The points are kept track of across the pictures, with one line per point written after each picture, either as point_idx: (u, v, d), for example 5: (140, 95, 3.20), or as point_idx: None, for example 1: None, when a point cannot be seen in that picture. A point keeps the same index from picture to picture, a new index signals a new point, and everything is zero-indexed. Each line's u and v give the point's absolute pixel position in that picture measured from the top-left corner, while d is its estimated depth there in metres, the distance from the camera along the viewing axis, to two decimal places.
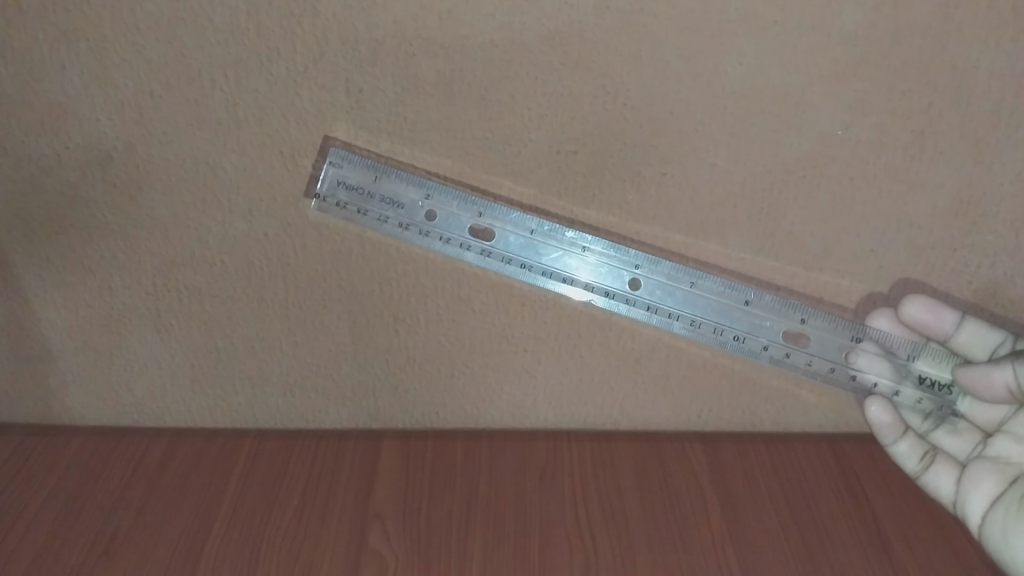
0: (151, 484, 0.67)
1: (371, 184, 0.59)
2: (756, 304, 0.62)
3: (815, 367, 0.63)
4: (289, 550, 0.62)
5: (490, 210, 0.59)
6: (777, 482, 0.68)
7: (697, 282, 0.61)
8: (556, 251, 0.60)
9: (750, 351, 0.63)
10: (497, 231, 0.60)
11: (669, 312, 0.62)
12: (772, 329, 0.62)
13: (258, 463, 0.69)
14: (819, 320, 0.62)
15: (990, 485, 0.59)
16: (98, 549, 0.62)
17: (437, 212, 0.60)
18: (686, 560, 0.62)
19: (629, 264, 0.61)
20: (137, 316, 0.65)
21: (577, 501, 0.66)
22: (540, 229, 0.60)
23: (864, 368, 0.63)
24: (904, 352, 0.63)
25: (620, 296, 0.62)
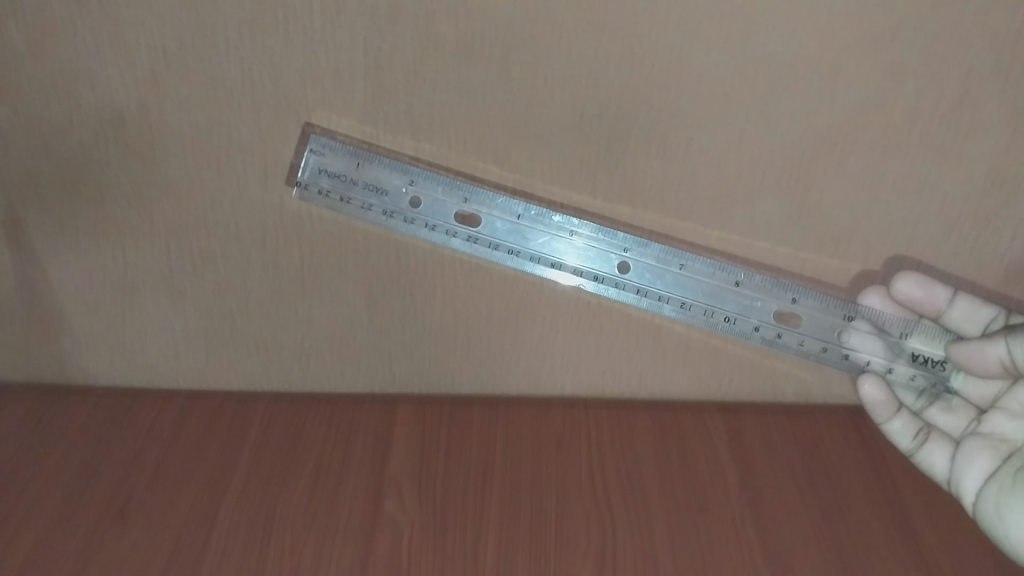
0: (166, 446, 0.67)
1: (353, 172, 0.58)
2: (747, 285, 0.61)
3: (807, 347, 0.63)
4: (305, 516, 0.62)
5: (475, 195, 0.59)
6: (796, 454, 0.67)
7: (686, 265, 0.60)
8: (545, 233, 0.60)
9: (744, 329, 0.62)
10: (483, 216, 0.59)
11: (659, 295, 0.61)
12: (765, 309, 0.62)
13: (273, 428, 0.69)
14: (810, 299, 0.61)
15: (984, 461, 0.57)
16: (113, 511, 0.62)
17: (421, 198, 0.59)
18: (706, 533, 0.61)
19: (616, 247, 0.60)
20: (150, 279, 0.64)
21: (594, 472, 0.66)
22: (527, 213, 0.59)
23: (857, 347, 0.62)
24: (897, 330, 0.61)
25: (607, 279, 0.61)
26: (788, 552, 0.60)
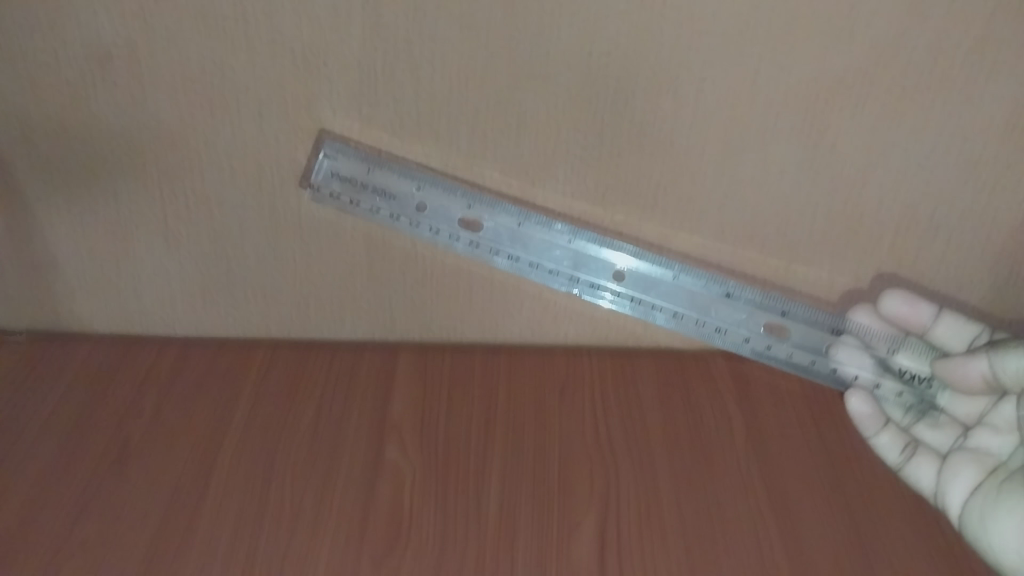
0: (163, 393, 0.67)
1: (362, 180, 0.59)
2: (738, 295, 0.63)
3: (796, 356, 0.66)
4: (306, 463, 0.62)
5: (479, 202, 0.60)
6: (802, 402, 0.67)
7: (679, 275, 0.63)
8: (547, 244, 0.62)
9: (736, 338, 0.65)
10: (486, 223, 0.61)
11: (652, 304, 0.64)
12: (757, 318, 0.64)
13: (273, 375, 0.68)
14: (799, 312, 0.64)
15: (966, 473, 0.57)
16: (111, 458, 0.62)
17: (428, 203, 0.60)
18: (712, 480, 0.61)
19: (615, 257, 0.62)
20: (143, 224, 0.63)
21: (598, 420, 0.65)
22: (528, 222, 0.61)
23: (844, 361, 0.65)
24: (884, 346, 0.63)
25: (605, 287, 0.63)
26: (791, 499, 0.60)
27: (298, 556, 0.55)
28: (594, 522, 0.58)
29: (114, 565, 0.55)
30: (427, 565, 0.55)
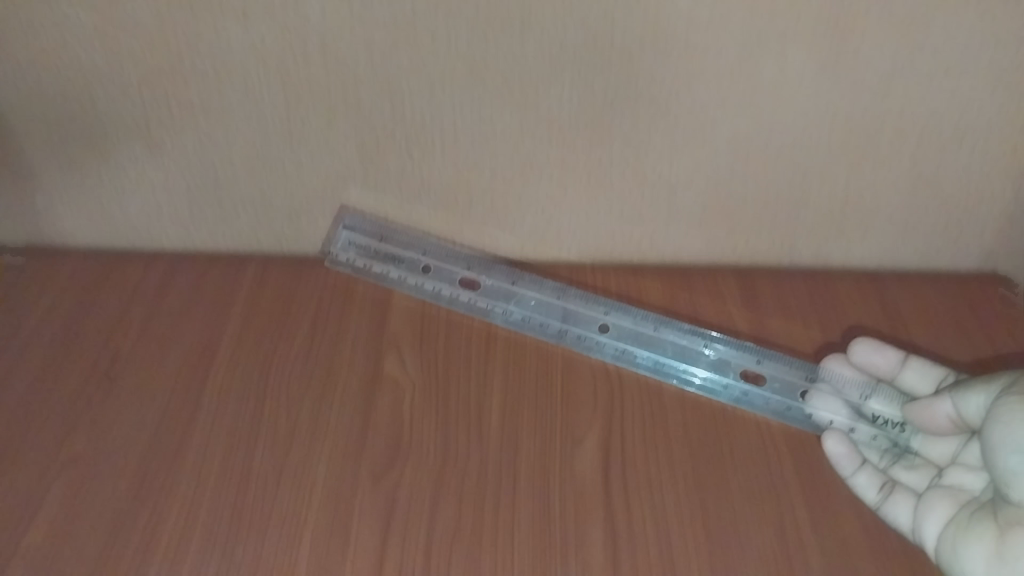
0: (151, 307, 0.67)
1: (378, 252, 0.67)
2: (718, 343, 0.65)
3: (776, 406, 0.61)
4: (299, 378, 0.62)
5: (477, 263, 0.68)
6: (814, 318, 0.66)
7: (659, 326, 0.65)
8: (541, 306, 0.66)
9: (714, 381, 0.63)
10: (483, 283, 0.67)
11: (632, 351, 0.64)
12: (734, 364, 0.64)
13: (265, 288, 0.68)
14: (775, 361, 0.64)
15: (944, 507, 0.51)
16: (100, 372, 0.62)
17: (432, 266, 0.68)
18: (717, 399, 0.62)
19: (600, 311, 0.66)
20: (124, 132, 0.59)
21: (602, 336, 0.65)
22: (520, 279, 0.67)
23: (817, 405, 0.61)
24: (856, 391, 0.61)
25: (592, 338, 0.65)
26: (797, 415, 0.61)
27: (297, 472, 0.57)
28: (598, 435, 0.59)
29: (112, 484, 0.56)
30: (426, 480, 0.56)
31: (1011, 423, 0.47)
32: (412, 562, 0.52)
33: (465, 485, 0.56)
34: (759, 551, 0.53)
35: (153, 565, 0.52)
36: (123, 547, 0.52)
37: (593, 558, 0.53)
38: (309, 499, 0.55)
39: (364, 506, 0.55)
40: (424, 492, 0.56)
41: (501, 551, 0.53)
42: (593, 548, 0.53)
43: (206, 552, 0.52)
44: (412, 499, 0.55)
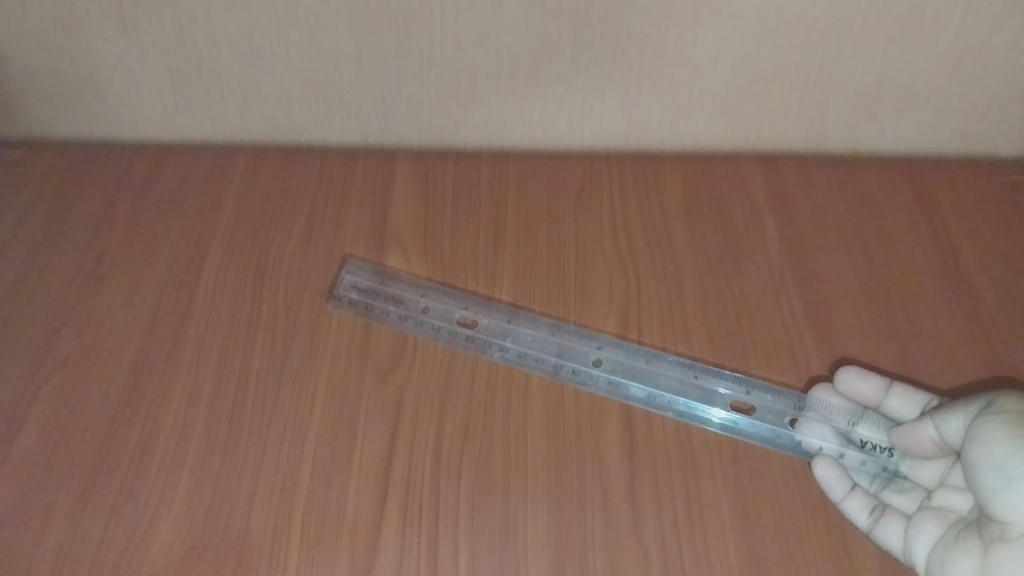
0: (139, 201, 0.63)
1: (377, 288, 0.58)
2: (707, 376, 0.55)
3: (767, 434, 0.52)
4: (297, 275, 0.59)
5: (474, 304, 0.58)
6: (843, 206, 0.64)
7: (650, 360, 0.56)
8: (537, 341, 0.56)
9: (702, 412, 0.53)
10: (485, 322, 0.57)
11: (625, 385, 0.54)
12: (727, 395, 0.54)
13: (258, 179, 0.64)
14: (763, 390, 0.55)
15: (934, 527, 0.46)
16: (86, 271, 0.59)
17: (432, 306, 0.58)
18: (740, 289, 0.60)
19: (593, 347, 0.56)
20: (94, 8, 0.54)
21: (617, 226, 0.63)
22: (517, 317, 0.58)
23: (805, 432, 0.53)
24: (845, 419, 0.53)
25: (584, 372, 0.55)
26: (830, 305, 0.59)
27: (297, 369, 0.54)
28: (614, 333, 0.57)
29: (104, 388, 0.53)
30: (434, 380, 0.54)
31: (987, 439, 0.43)
32: (422, 458, 0.50)
33: (475, 384, 0.54)
34: (786, 448, 0.52)
35: (152, 470, 0.50)
36: (121, 451, 0.50)
37: (611, 457, 0.51)
38: (310, 397, 0.53)
39: (370, 404, 0.53)
40: (431, 391, 0.53)
41: (514, 448, 0.51)
42: (610, 447, 0.52)
43: (207, 452, 0.50)
44: (421, 396, 0.53)
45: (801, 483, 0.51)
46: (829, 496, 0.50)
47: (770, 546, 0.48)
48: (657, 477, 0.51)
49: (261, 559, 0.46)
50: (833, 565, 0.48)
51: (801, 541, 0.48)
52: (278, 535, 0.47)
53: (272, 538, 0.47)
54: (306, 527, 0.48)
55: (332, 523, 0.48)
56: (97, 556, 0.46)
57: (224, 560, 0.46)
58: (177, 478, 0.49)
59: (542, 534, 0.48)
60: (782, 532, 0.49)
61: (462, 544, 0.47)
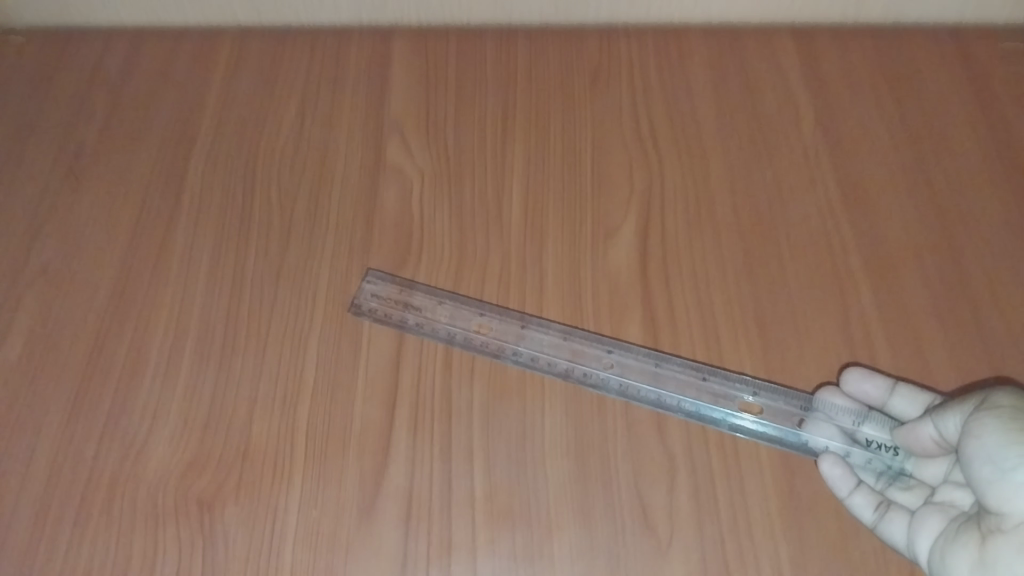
0: (116, 92, 0.58)
1: (401, 298, 0.49)
2: (716, 381, 0.47)
3: (783, 433, 0.45)
4: (291, 166, 0.55)
5: (492, 309, 0.49)
6: (882, 78, 0.60)
7: (660, 364, 0.48)
8: (552, 347, 0.48)
9: (716, 417, 0.46)
10: (502, 330, 0.49)
11: (650, 395, 0.46)
12: (739, 400, 0.46)
13: (244, 64, 0.59)
14: (771, 390, 0.47)
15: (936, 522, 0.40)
16: (63, 169, 0.54)
17: (448, 311, 0.49)
18: (771, 170, 0.55)
19: (607, 352, 0.48)
20: None
21: (638, 103, 0.58)
22: (530, 323, 0.49)
23: (812, 431, 0.46)
24: (851, 416, 0.46)
25: (596, 374, 0.47)
26: (868, 190, 0.55)
27: (295, 270, 0.50)
28: (636, 223, 0.53)
29: (87, 294, 0.50)
30: (442, 281, 0.50)
31: (981, 433, 0.38)
32: (432, 362, 0.47)
33: (487, 284, 0.50)
34: (822, 345, 0.49)
35: (144, 380, 0.46)
36: (110, 361, 0.47)
37: (633, 358, 0.48)
38: (310, 299, 0.49)
39: (375, 306, 0.49)
40: (439, 292, 0.50)
41: (530, 350, 0.48)
42: (632, 348, 0.48)
43: (203, 360, 0.47)
44: (430, 297, 0.50)
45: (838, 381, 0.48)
46: None
47: (805, 448, 0.45)
48: (683, 378, 0.47)
49: (265, 470, 0.44)
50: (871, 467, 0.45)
51: (837, 442, 0.46)
52: (282, 445, 0.44)
53: (275, 448, 0.44)
54: (311, 435, 0.45)
55: (339, 431, 0.45)
56: (92, 469, 0.44)
57: (226, 472, 0.44)
58: (172, 387, 0.46)
59: (562, 439, 0.45)
60: (817, 433, 0.46)
61: (478, 450, 0.45)
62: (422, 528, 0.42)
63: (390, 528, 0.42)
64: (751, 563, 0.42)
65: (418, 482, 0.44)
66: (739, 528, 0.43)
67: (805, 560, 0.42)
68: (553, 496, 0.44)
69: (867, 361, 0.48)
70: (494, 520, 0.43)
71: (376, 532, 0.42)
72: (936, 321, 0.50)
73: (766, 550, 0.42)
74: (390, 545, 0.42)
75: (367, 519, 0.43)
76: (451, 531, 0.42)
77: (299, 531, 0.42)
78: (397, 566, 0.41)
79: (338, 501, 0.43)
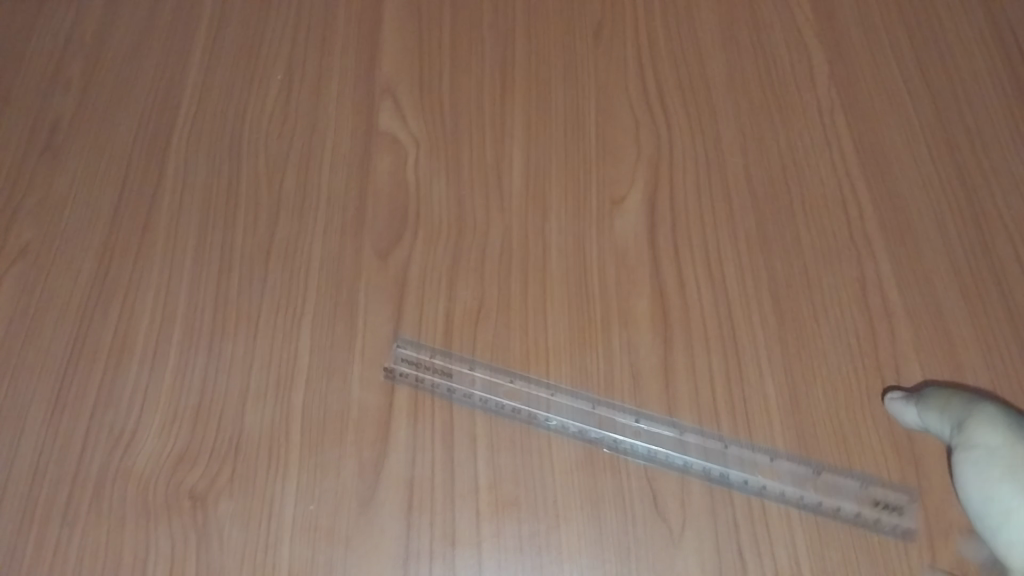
0: (92, 59, 0.55)
1: (432, 361, 0.45)
2: (740, 448, 0.43)
3: (810, 499, 0.42)
4: (278, 137, 0.52)
5: (524, 377, 0.45)
6: (901, 33, 0.56)
7: (686, 433, 0.43)
8: (578, 416, 0.43)
9: (738, 484, 0.42)
10: (530, 397, 0.44)
11: (675, 470, 0.42)
12: (760, 467, 0.42)
13: (226, 28, 0.56)
14: (793, 454, 0.43)
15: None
16: (39, 143, 0.52)
17: (476, 378, 0.44)
18: (785, 133, 0.52)
19: (630, 421, 0.43)
20: None
21: (645, 63, 0.55)
22: (559, 390, 0.44)
23: (811, 492, 0.42)
24: (851, 477, 0.42)
25: (622, 444, 0.43)
26: (887, 151, 0.52)
27: (286, 247, 0.48)
28: (643, 191, 0.50)
29: (67, 278, 0.47)
30: (440, 255, 0.48)
31: (965, 483, 0.38)
32: (431, 342, 0.45)
33: (487, 259, 0.48)
34: (839, 317, 0.47)
35: (131, 369, 0.44)
36: (94, 349, 0.45)
37: (642, 335, 0.46)
38: (302, 278, 0.47)
39: (371, 284, 0.47)
40: (437, 268, 0.47)
41: (533, 327, 0.46)
42: (641, 324, 0.46)
43: (192, 345, 0.45)
44: (428, 273, 0.47)
45: (856, 356, 0.46)
46: (887, 369, 0.45)
47: (821, 427, 0.44)
48: (694, 355, 0.45)
49: (259, 460, 0.42)
50: (889, 446, 0.43)
51: (855, 420, 0.44)
52: (276, 433, 0.43)
53: (270, 437, 0.43)
54: (307, 422, 0.43)
55: (336, 417, 0.43)
56: (80, 462, 0.42)
57: (220, 463, 0.42)
58: (160, 374, 0.44)
59: (573, 455, 0.43)
60: (834, 412, 0.44)
61: (481, 435, 0.43)
62: (423, 522, 0.41)
63: (391, 518, 0.41)
64: (766, 549, 0.41)
65: (419, 470, 0.42)
66: (753, 513, 0.41)
67: (821, 546, 0.41)
68: (560, 482, 0.42)
69: (886, 334, 0.46)
70: (499, 509, 0.41)
71: (376, 523, 0.41)
72: (959, 293, 0.47)
73: (781, 535, 0.41)
74: (392, 537, 0.40)
75: (367, 510, 0.41)
76: (454, 520, 0.41)
77: (296, 523, 0.41)
78: (398, 559, 0.40)
79: (336, 491, 0.41)
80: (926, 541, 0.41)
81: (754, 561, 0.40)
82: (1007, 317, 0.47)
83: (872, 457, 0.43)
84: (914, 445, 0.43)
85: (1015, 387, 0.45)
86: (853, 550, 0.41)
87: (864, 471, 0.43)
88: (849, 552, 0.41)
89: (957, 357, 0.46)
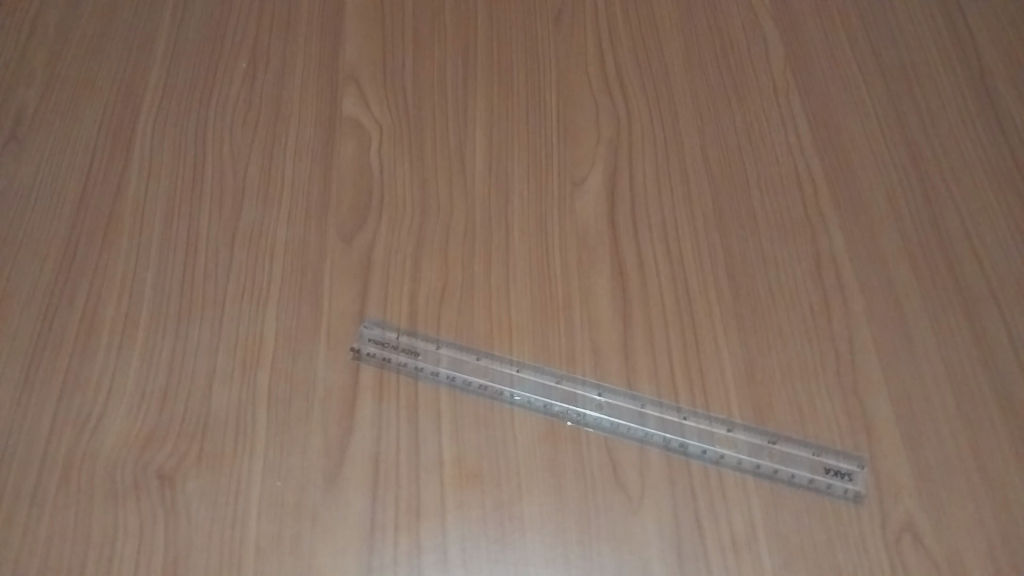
0: (56, 50, 0.55)
1: (398, 341, 0.45)
2: (699, 419, 0.44)
3: (765, 467, 0.43)
4: (242, 124, 0.52)
5: (489, 354, 0.46)
6: (855, 17, 0.58)
7: (646, 405, 0.44)
8: (542, 391, 0.45)
9: (697, 453, 0.43)
10: (495, 372, 0.45)
11: (636, 440, 0.43)
12: (718, 438, 0.44)
13: (190, 17, 0.56)
14: (749, 425, 0.44)
15: None
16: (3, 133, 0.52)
17: (443, 355, 0.45)
18: (742, 114, 0.54)
19: (593, 395, 0.45)
20: None
21: (605, 47, 0.56)
22: (524, 366, 0.45)
23: (771, 462, 0.43)
24: (809, 447, 0.44)
25: (584, 418, 0.44)
26: (841, 130, 0.53)
27: (251, 232, 0.49)
28: (603, 172, 0.51)
29: (33, 266, 0.47)
30: (404, 237, 0.49)
31: None
32: (395, 322, 0.46)
33: (450, 241, 0.49)
34: (794, 292, 0.48)
35: (98, 354, 0.45)
36: (61, 335, 0.45)
37: (602, 312, 0.47)
38: (268, 261, 0.48)
39: (336, 267, 0.47)
40: (401, 249, 0.48)
41: (496, 307, 0.47)
42: (601, 302, 0.47)
43: (159, 330, 0.46)
44: (392, 255, 0.48)
45: (810, 328, 0.47)
46: (840, 340, 0.47)
47: (777, 399, 0.45)
48: (652, 330, 0.46)
49: (226, 440, 0.43)
50: (843, 416, 0.45)
51: (808, 390, 0.45)
52: (243, 414, 0.43)
53: (237, 417, 0.43)
54: (273, 402, 0.44)
55: (302, 396, 0.44)
56: (48, 447, 0.42)
57: (187, 444, 0.43)
58: (128, 359, 0.45)
59: (536, 430, 0.44)
60: (788, 383, 0.45)
61: (445, 411, 0.44)
62: (389, 496, 0.42)
63: (358, 493, 0.42)
64: (723, 516, 0.42)
65: (384, 447, 0.43)
66: (710, 482, 0.43)
67: (775, 511, 0.42)
68: (523, 455, 0.43)
69: (839, 307, 0.48)
70: (463, 482, 0.42)
71: (342, 498, 0.42)
72: (909, 267, 0.49)
73: (737, 501, 0.42)
74: (357, 512, 0.41)
75: (334, 485, 0.42)
76: (419, 494, 0.42)
77: (263, 500, 0.41)
78: (364, 533, 0.41)
79: (303, 468, 0.42)
80: (876, 504, 0.42)
81: (711, 527, 0.42)
82: (955, 289, 0.48)
83: (826, 426, 0.44)
84: (865, 412, 0.45)
85: (963, 356, 0.46)
86: (808, 515, 0.42)
87: (817, 439, 0.44)
88: (802, 516, 0.42)
89: (907, 328, 0.47)
